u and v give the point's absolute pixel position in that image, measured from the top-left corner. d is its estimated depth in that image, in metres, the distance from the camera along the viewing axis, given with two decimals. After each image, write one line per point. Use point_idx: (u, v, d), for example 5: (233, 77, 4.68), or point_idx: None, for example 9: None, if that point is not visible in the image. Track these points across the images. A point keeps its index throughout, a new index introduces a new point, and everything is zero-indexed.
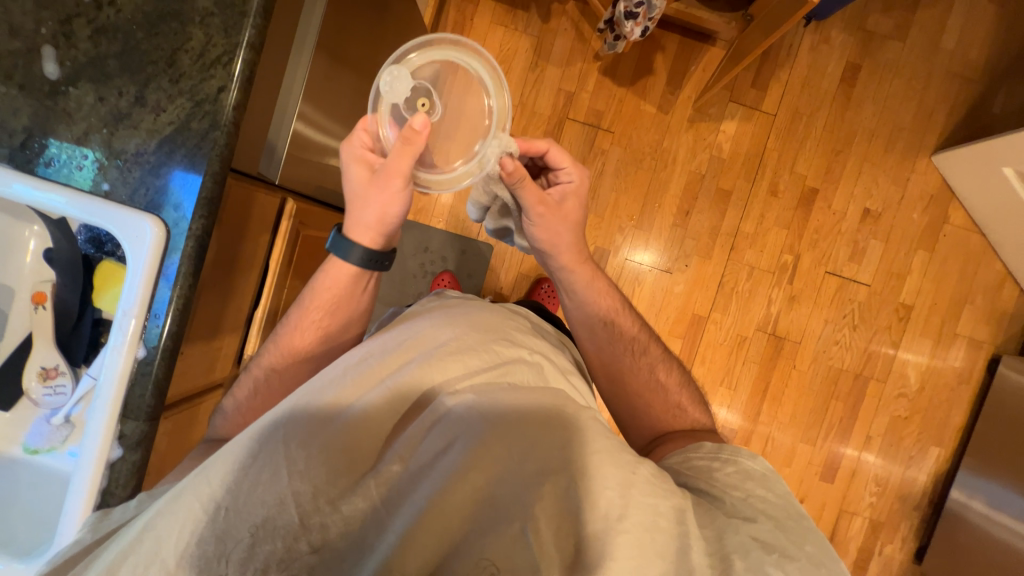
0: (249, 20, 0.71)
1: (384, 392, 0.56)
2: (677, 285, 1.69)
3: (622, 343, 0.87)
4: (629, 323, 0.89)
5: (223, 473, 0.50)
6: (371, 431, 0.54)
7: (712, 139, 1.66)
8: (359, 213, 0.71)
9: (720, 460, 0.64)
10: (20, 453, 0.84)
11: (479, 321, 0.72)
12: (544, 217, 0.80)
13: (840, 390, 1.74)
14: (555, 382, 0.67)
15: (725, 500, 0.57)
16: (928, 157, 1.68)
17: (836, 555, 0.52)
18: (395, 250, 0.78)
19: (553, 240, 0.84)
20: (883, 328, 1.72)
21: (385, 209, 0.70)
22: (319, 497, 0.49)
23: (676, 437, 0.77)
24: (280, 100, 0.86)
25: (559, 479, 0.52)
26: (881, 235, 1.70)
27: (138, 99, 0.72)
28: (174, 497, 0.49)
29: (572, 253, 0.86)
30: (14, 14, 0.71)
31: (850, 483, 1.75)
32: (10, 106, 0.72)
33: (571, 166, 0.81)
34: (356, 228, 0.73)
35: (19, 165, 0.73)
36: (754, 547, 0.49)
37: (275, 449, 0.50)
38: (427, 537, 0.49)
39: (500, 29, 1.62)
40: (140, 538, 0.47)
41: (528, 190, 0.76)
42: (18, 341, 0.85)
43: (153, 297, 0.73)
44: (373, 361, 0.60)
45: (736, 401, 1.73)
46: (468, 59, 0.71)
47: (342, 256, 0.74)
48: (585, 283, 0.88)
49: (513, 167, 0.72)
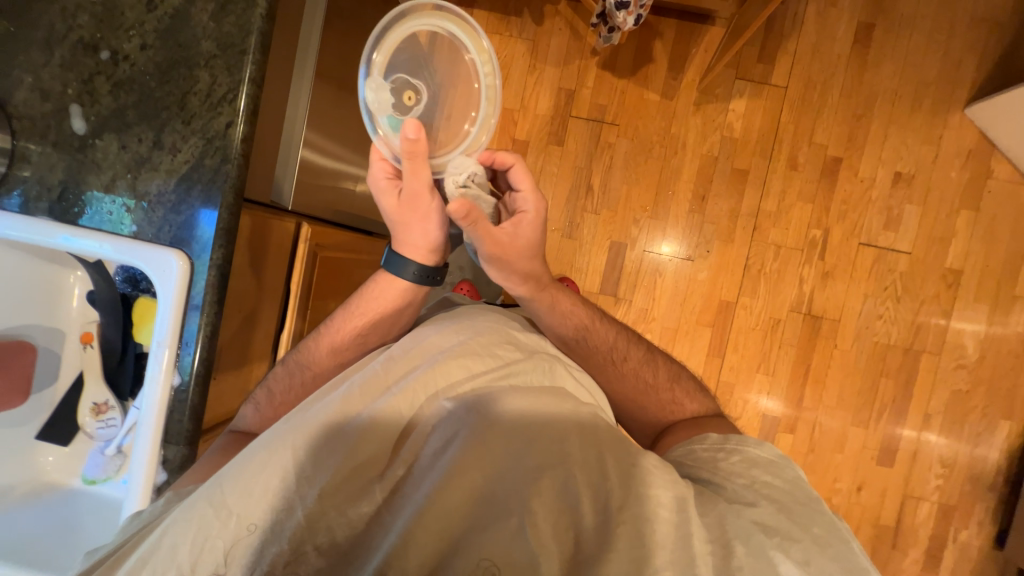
0: (249, 57, 0.76)
1: (388, 396, 0.57)
2: (701, 272, 1.64)
3: (599, 355, 0.84)
4: (604, 334, 0.85)
5: (232, 481, 0.51)
6: (374, 436, 0.54)
7: (721, 119, 1.61)
8: (407, 237, 0.75)
9: (724, 450, 0.65)
10: (80, 484, 0.91)
11: (483, 325, 0.73)
12: (496, 255, 0.72)
13: (889, 368, 1.63)
14: (562, 379, 0.69)
15: (728, 487, 0.59)
16: (960, 111, 1.58)
17: (845, 532, 0.54)
18: (445, 267, 0.81)
19: (507, 272, 0.76)
20: (930, 298, 1.61)
21: (426, 227, 0.74)
22: (323, 502, 0.51)
23: (680, 427, 0.80)
24: (285, 130, 0.90)
25: (557, 473, 0.52)
26: (917, 199, 1.60)
27: (156, 144, 0.77)
28: (189, 504, 0.51)
29: (529, 282, 0.79)
30: (44, 79, 0.77)
31: (911, 466, 1.64)
32: (47, 163, 0.78)
33: (528, 192, 0.73)
34: (405, 247, 0.76)
35: (58, 216, 0.79)
36: (755, 530, 0.52)
37: (283, 456, 0.52)
38: (427, 533, 0.48)
39: (495, 38, 1.64)
40: (157, 547, 0.49)
41: (479, 230, 0.67)
42: (71, 381, 0.92)
43: (184, 327, 0.77)
44: (378, 368, 0.62)
45: (776, 387, 1.65)
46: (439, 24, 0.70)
47: (397, 272, 0.77)
48: (547, 309, 0.82)
49: (465, 209, 0.63)
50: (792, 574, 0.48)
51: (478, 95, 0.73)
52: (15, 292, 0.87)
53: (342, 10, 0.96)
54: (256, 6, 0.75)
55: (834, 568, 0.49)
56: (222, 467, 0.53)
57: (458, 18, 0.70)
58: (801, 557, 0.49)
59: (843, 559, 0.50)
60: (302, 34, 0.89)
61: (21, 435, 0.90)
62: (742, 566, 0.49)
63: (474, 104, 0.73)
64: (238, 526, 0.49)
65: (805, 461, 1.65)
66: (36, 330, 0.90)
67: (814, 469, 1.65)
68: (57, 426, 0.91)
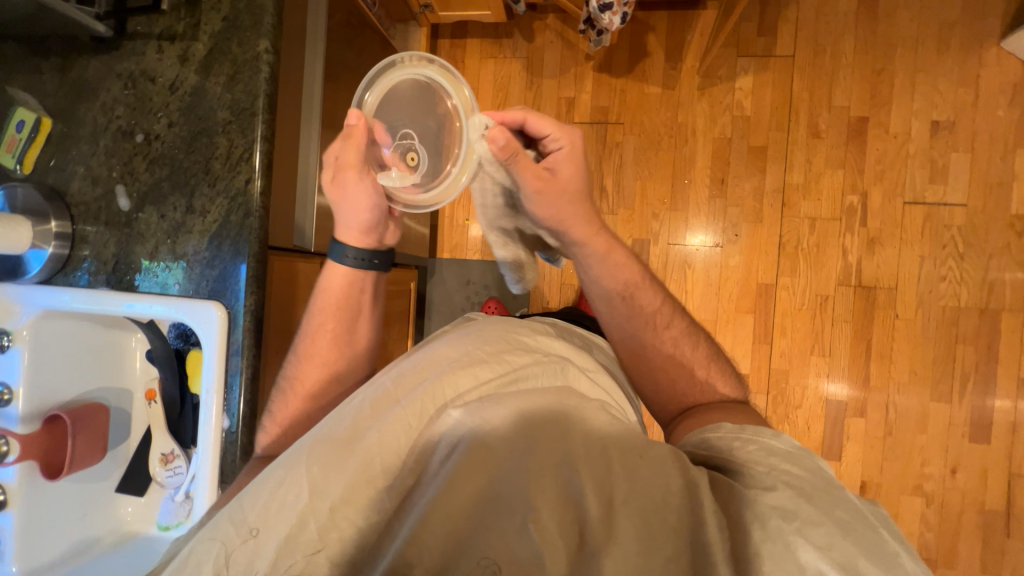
0: (259, 118, 0.83)
1: (398, 409, 0.60)
2: (732, 258, 1.57)
3: (643, 319, 0.83)
4: (649, 295, 0.85)
5: (253, 499, 0.54)
6: (383, 449, 0.57)
7: (729, 99, 1.57)
8: (343, 221, 0.80)
9: (740, 438, 0.63)
10: (156, 531, 0.97)
11: (490, 332, 0.75)
12: (542, 194, 0.76)
13: (965, 332, 1.48)
14: (574, 380, 0.69)
15: (745, 474, 0.57)
16: (996, 46, 1.45)
17: (869, 514, 0.52)
18: (387, 249, 0.86)
19: (557, 215, 0.79)
20: (1000, 249, 1.46)
21: (361, 210, 0.78)
22: (336, 513, 0.53)
23: (702, 410, 0.77)
24: (301, 179, 0.98)
25: (560, 470, 0.53)
26: (963, 146, 1.48)
27: (188, 209, 0.85)
28: (214, 525, 0.54)
29: (583, 223, 0.81)
30: (93, 167, 0.88)
31: (1012, 439, 1.45)
32: (102, 241, 0.88)
33: (556, 131, 0.75)
34: (342, 232, 0.82)
35: (114, 285, 0.88)
36: (774, 516, 0.50)
37: (297, 472, 0.55)
38: (433, 536, 0.49)
39: (490, 61, 1.69)
40: (182, 567, 0.51)
41: (523, 163, 0.73)
42: (141, 435, 1.00)
43: (227, 370, 0.84)
44: (388, 384, 0.66)
45: (837, 368, 1.53)
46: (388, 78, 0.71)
47: (337, 258, 0.83)
48: (601, 255, 0.83)
49: (505, 137, 0.68)
50: (812, 559, 0.47)
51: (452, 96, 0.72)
52: (87, 360, 0.96)
53: (339, 61, 1.03)
54: (260, 71, 0.83)
55: (859, 554, 0.48)
56: (245, 487, 0.57)
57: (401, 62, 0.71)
58: (822, 542, 0.48)
59: (867, 544, 0.49)
60: (305, 89, 0.97)
61: (103, 490, 0.97)
62: (759, 553, 0.48)
63: (452, 103, 0.72)
64: (256, 540, 0.52)
65: (884, 446, 1.51)
66: (107, 392, 0.98)
67: (896, 454, 1.50)
68: (132, 478, 0.99)
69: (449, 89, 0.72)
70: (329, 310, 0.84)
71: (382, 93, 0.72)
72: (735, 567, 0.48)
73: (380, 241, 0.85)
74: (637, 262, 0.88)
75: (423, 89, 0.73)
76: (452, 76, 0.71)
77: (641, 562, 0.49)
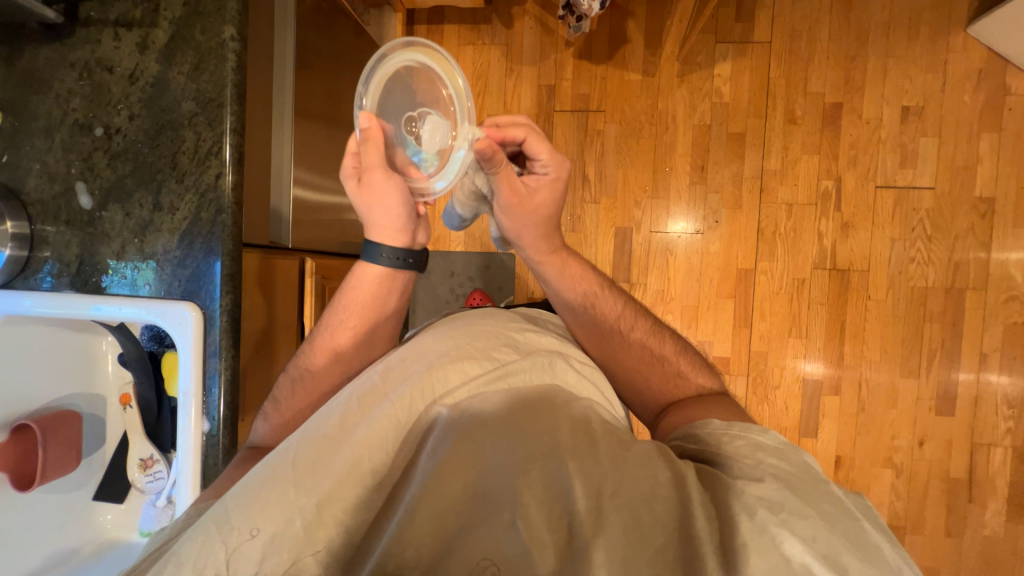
0: (227, 109, 0.80)
1: (387, 406, 0.60)
2: (712, 244, 1.60)
3: (608, 324, 0.85)
4: (610, 303, 0.87)
5: (239, 498, 0.53)
6: (369, 446, 0.56)
7: (708, 86, 1.58)
8: (373, 222, 0.76)
9: (729, 433, 0.64)
10: (138, 538, 0.95)
11: (479, 329, 0.75)
12: (513, 209, 0.77)
13: (933, 311, 1.54)
14: (564, 375, 0.69)
15: (733, 467, 0.58)
16: (963, 32, 1.49)
17: (853, 509, 0.53)
18: (421, 249, 0.82)
19: (522, 233, 0.81)
20: (965, 231, 1.52)
21: (390, 209, 0.74)
22: (323, 509, 0.52)
23: (680, 406, 0.78)
24: (275, 173, 0.95)
25: (548, 462, 0.54)
26: (931, 131, 1.52)
27: (156, 206, 0.82)
28: (198, 525, 0.53)
29: (541, 244, 0.83)
30: (50, 164, 0.83)
31: (975, 411, 1.53)
32: (63, 241, 0.84)
33: (548, 157, 0.75)
34: (375, 234, 0.78)
35: (80, 287, 0.84)
36: (761, 507, 0.51)
37: (284, 469, 0.54)
38: (423, 531, 0.49)
39: (468, 48, 1.65)
40: (165, 567, 0.50)
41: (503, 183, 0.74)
42: (118, 441, 0.97)
43: (206, 373, 0.81)
44: (376, 379, 0.65)
45: (813, 349, 1.58)
46: (379, 68, 0.65)
47: (371, 259, 0.79)
48: (556, 272, 0.85)
49: (490, 148, 0.68)
50: (797, 551, 0.48)
51: (442, 77, 0.66)
52: (57, 365, 0.92)
53: (311, 49, 0.99)
54: (226, 60, 0.79)
55: (842, 546, 0.49)
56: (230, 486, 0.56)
57: (388, 51, 0.65)
58: (808, 535, 0.49)
59: (850, 536, 0.50)
60: (275, 80, 0.93)
61: (79, 498, 0.94)
62: (745, 544, 0.49)
63: (444, 82, 0.66)
64: (242, 539, 0.51)
65: (858, 423, 1.57)
66: (78, 398, 0.95)
67: (868, 429, 1.57)
68: (109, 486, 0.96)
69: (438, 70, 0.65)
70: (356, 307, 0.81)
71: (376, 82, 0.66)
72: (722, 559, 0.49)
73: (413, 240, 0.80)
74: (596, 271, 0.90)
75: (417, 72, 0.66)
76: (442, 58, 0.65)
77: (630, 557, 0.49)
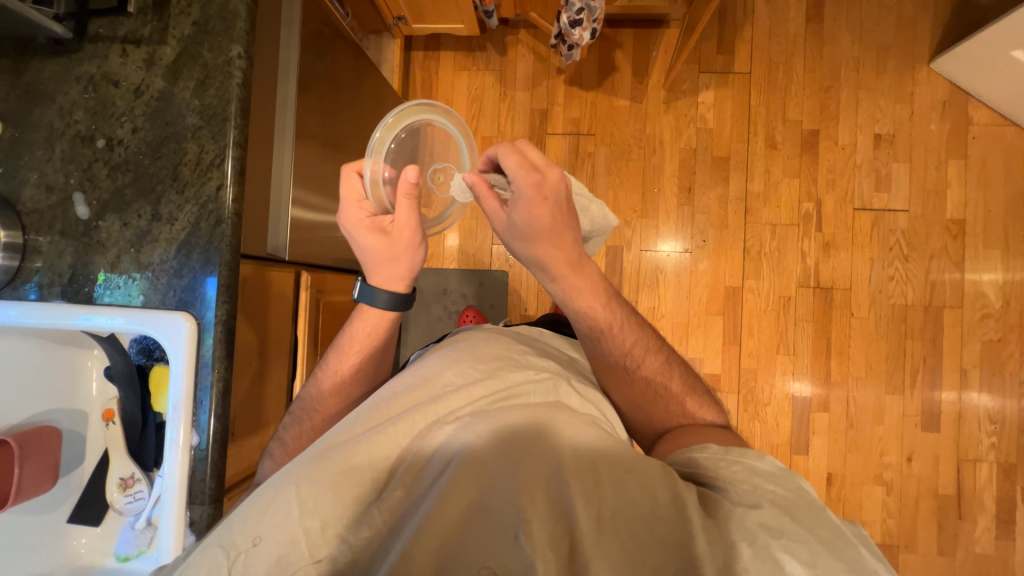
0: (231, 123, 0.82)
1: (389, 427, 0.62)
2: (701, 262, 1.64)
3: (620, 355, 0.82)
4: (625, 334, 0.83)
5: (243, 519, 0.53)
6: (371, 467, 0.58)
7: (693, 113, 1.65)
8: (383, 269, 0.82)
9: (726, 458, 0.63)
10: (113, 562, 0.90)
11: (481, 356, 0.78)
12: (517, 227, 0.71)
13: (913, 328, 1.59)
14: (566, 397, 0.71)
15: (730, 490, 0.57)
16: (927, 67, 1.60)
17: (852, 534, 0.52)
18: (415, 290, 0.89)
19: (535, 253, 0.74)
20: (938, 252, 1.59)
21: (402, 258, 0.81)
22: (327, 531, 0.52)
23: (683, 434, 0.76)
24: (274, 189, 0.97)
25: (552, 484, 0.54)
26: (903, 157, 1.61)
27: (154, 216, 0.82)
28: (200, 550, 0.52)
29: (563, 263, 0.75)
30: (48, 174, 0.83)
31: (958, 427, 1.56)
32: (56, 251, 0.83)
33: (541, 168, 0.70)
34: (382, 280, 0.83)
35: (70, 298, 0.83)
36: (761, 534, 0.50)
37: (287, 490, 0.54)
38: (425, 550, 0.48)
39: (464, 74, 1.71)
40: None
41: (491, 201, 0.72)
42: (98, 459, 0.93)
43: (197, 386, 0.80)
44: (382, 406, 0.68)
45: (801, 365, 1.61)
46: (390, 123, 0.79)
47: (369, 301, 0.85)
48: (580, 296, 0.78)
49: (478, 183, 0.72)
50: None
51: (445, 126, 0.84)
52: (41, 379, 0.90)
53: (313, 73, 1.03)
54: (233, 77, 0.82)
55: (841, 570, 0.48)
56: (233, 510, 0.56)
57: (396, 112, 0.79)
58: (807, 559, 0.48)
59: (847, 560, 0.49)
60: (278, 99, 0.96)
61: (53, 521, 0.90)
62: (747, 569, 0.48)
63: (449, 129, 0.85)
64: (245, 558, 0.50)
65: (847, 439, 1.59)
66: (60, 414, 0.92)
67: (857, 446, 1.58)
68: (84, 508, 0.92)
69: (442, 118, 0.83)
70: (359, 344, 0.87)
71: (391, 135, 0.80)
72: None
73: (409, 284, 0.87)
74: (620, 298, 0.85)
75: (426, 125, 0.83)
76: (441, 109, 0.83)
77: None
